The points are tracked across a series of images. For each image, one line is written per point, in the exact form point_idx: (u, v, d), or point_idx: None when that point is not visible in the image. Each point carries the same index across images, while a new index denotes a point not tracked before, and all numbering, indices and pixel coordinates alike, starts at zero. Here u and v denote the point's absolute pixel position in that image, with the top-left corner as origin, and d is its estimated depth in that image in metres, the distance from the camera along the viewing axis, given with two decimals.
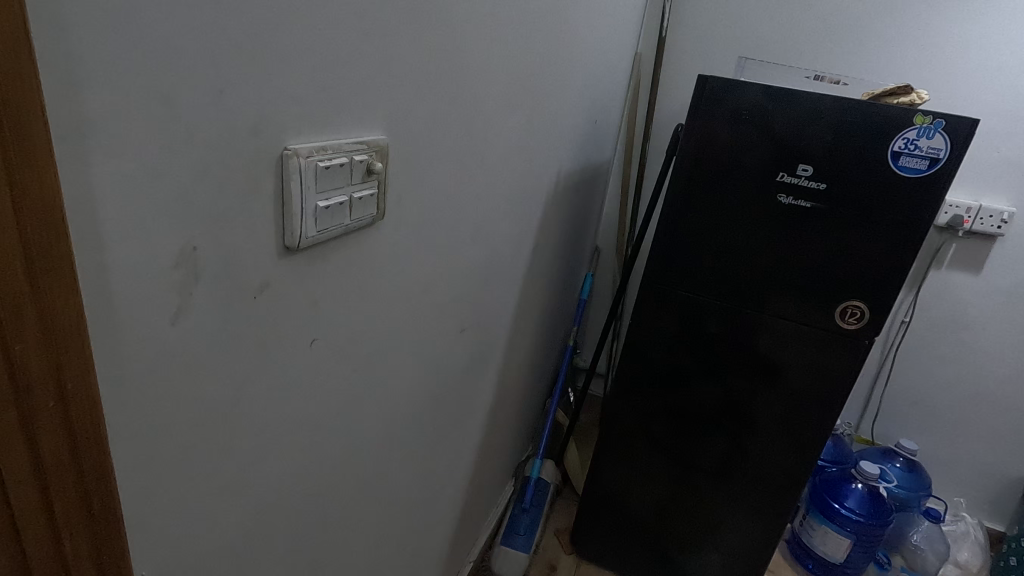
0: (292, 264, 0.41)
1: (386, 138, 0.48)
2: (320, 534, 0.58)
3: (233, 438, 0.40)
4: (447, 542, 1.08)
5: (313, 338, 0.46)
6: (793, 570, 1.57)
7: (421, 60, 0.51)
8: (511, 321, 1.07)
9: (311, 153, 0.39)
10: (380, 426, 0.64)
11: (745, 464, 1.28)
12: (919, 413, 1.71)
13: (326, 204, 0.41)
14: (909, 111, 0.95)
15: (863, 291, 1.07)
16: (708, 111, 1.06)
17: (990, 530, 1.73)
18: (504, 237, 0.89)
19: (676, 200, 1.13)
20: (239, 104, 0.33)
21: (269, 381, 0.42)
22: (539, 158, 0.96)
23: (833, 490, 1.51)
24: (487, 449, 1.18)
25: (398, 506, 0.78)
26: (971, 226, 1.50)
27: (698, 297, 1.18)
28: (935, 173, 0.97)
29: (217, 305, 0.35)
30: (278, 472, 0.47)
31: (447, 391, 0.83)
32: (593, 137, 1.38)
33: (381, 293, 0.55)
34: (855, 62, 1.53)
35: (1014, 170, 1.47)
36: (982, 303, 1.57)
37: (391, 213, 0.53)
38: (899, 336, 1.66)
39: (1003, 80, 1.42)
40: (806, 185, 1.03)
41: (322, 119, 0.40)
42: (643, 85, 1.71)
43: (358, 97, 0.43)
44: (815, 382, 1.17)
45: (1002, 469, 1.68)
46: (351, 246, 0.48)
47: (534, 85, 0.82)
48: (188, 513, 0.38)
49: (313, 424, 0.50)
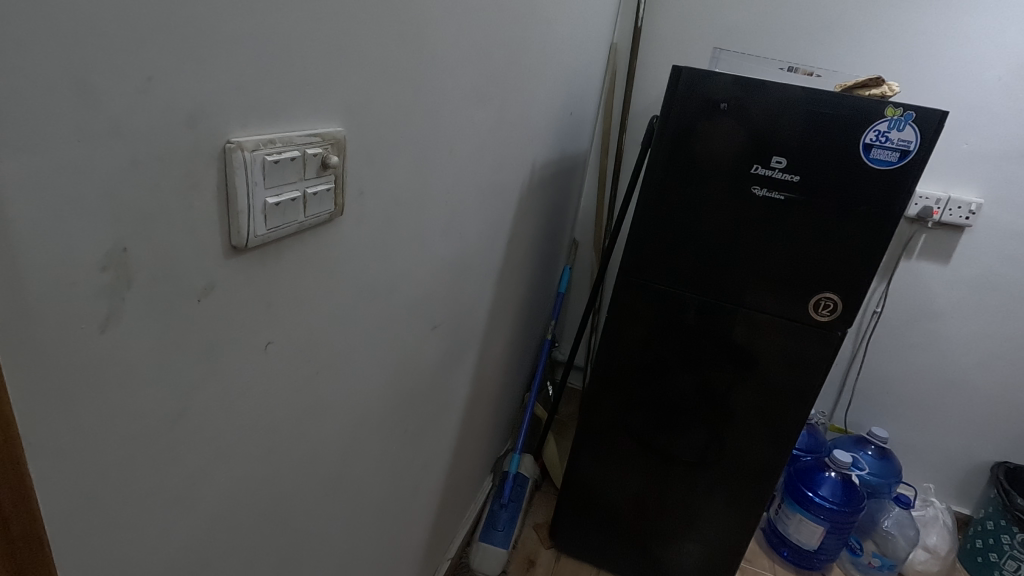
0: (241, 266, 0.39)
1: (343, 130, 0.46)
2: (284, 542, 0.56)
3: (180, 449, 0.38)
4: (423, 541, 1.07)
5: (268, 341, 0.44)
6: (769, 558, 1.60)
7: (380, 48, 0.48)
8: (487, 317, 1.06)
9: (257, 146, 0.36)
10: (346, 429, 0.62)
11: (723, 455, 1.28)
12: (890, 401, 1.74)
13: (276, 200, 0.39)
14: (880, 103, 0.95)
15: (836, 283, 1.08)
16: (683, 102, 1.05)
17: (958, 513, 1.77)
18: (477, 231, 0.87)
19: (652, 191, 1.12)
20: (170, 92, 0.30)
21: (218, 389, 0.40)
22: (512, 151, 0.94)
23: (807, 478, 1.53)
24: (463, 445, 1.16)
25: (370, 507, 0.76)
26: (940, 217, 1.53)
27: (675, 290, 1.18)
28: (906, 166, 0.97)
29: (154, 311, 0.33)
30: (234, 482, 0.45)
31: (419, 390, 0.81)
32: (569, 129, 1.37)
33: (343, 292, 0.53)
34: (829, 54, 1.54)
35: (981, 161, 1.49)
36: (951, 293, 1.60)
37: (350, 210, 0.50)
38: (871, 325, 1.69)
39: (972, 73, 1.44)
40: (780, 176, 1.03)
41: (269, 109, 0.37)
42: (619, 76, 1.70)
43: (309, 88, 0.41)
44: (790, 372, 1.18)
45: (970, 455, 1.72)
46: (306, 243, 0.45)
47: (506, 76, 0.81)
48: (129, 530, 0.36)
49: (271, 430, 0.48)
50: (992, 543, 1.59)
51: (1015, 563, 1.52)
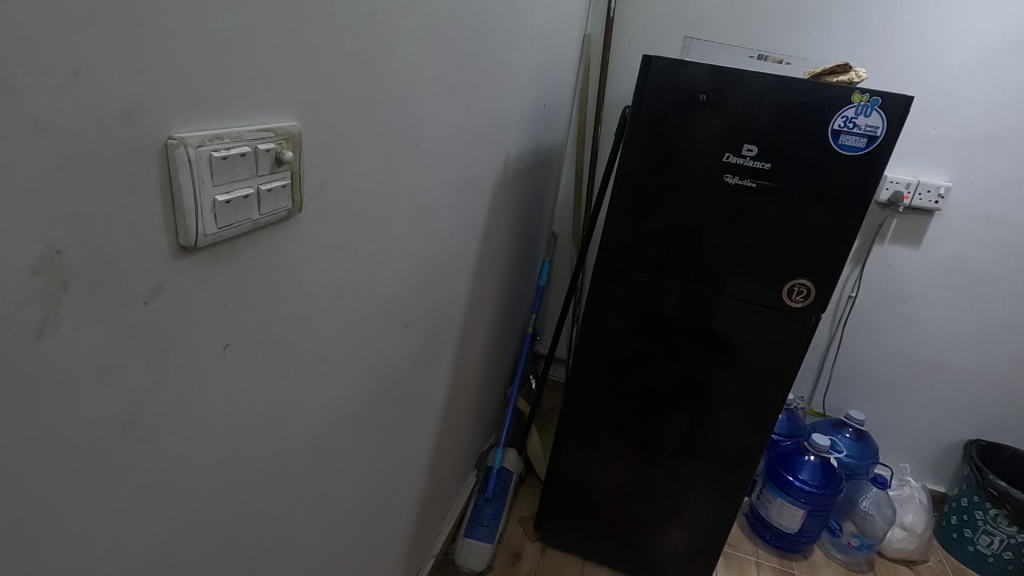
0: (191, 266, 0.37)
1: (298, 125, 0.45)
2: (255, 546, 0.55)
3: (133, 457, 0.37)
4: (405, 540, 1.06)
5: (226, 343, 0.43)
6: (751, 543, 1.63)
7: (335, 41, 0.47)
8: (463, 313, 1.05)
9: (202, 142, 0.35)
10: (316, 430, 0.61)
11: (705, 443, 1.29)
12: (865, 384, 1.77)
13: (227, 198, 0.37)
14: (847, 89, 0.96)
15: (809, 269, 1.09)
16: (659, 94, 1.04)
17: (934, 492, 1.81)
18: (449, 225, 0.86)
19: (628, 182, 1.12)
20: (101, 86, 0.29)
21: (172, 393, 0.39)
22: (483, 144, 0.93)
23: (787, 463, 1.54)
24: (444, 441, 1.16)
25: (347, 507, 0.76)
26: (911, 201, 1.55)
27: (654, 280, 1.19)
28: (873, 151, 0.98)
29: (95, 316, 0.32)
30: (196, 488, 0.44)
31: (393, 388, 0.80)
32: (543, 121, 1.36)
33: (307, 291, 0.52)
34: (800, 41, 1.54)
35: (949, 146, 1.51)
36: (923, 276, 1.63)
37: (311, 206, 0.49)
38: (846, 310, 1.72)
39: (937, 59, 1.46)
40: (751, 164, 1.04)
41: (215, 104, 0.36)
42: (593, 67, 1.69)
43: (257, 80, 0.40)
44: (769, 358, 1.18)
45: (944, 434, 1.76)
46: (263, 242, 0.44)
47: (472, 67, 0.79)
48: (81, 542, 0.35)
49: (235, 433, 0.47)
50: (966, 520, 1.63)
51: (989, 537, 1.58)
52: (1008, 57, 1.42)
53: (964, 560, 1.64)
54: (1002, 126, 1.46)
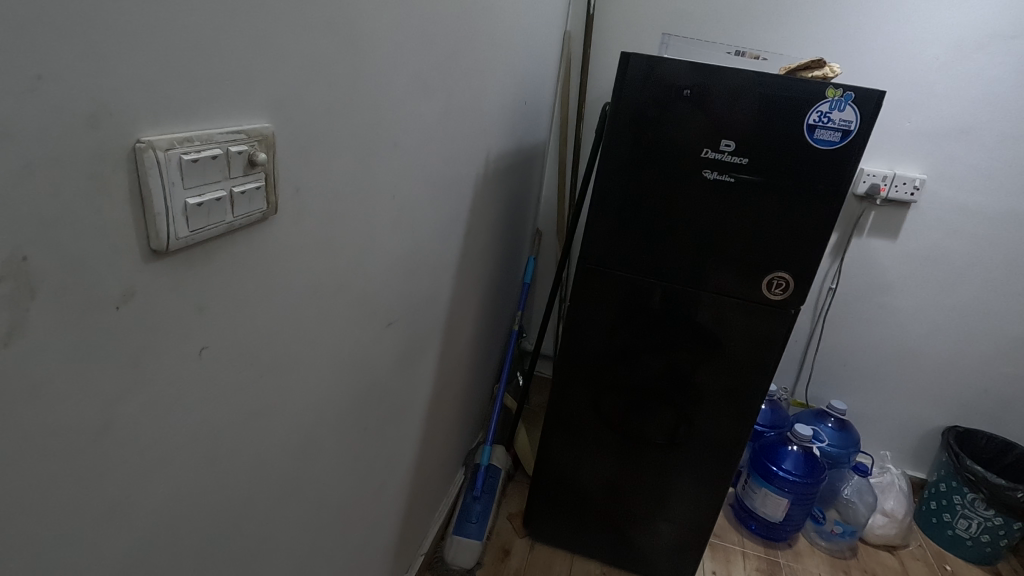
0: (164, 270, 0.37)
1: (271, 127, 0.45)
2: (237, 548, 0.55)
3: (108, 462, 0.37)
4: (392, 540, 1.06)
5: (202, 346, 0.43)
6: (737, 532, 1.65)
7: (306, 41, 0.47)
8: (447, 312, 1.05)
9: (172, 145, 0.35)
10: (297, 431, 0.61)
11: (691, 435, 1.31)
12: (846, 374, 1.80)
13: (198, 201, 0.37)
14: (821, 84, 0.98)
15: (788, 263, 1.10)
16: (642, 89, 1.05)
17: (914, 478, 1.85)
18: (430, 224, 0.86)
19: (609, 178, 1.13)
20: (65, 90, 0.29)
21: (147, 397, 0.39)
22: (463, 142, 0.93)
23: (770, 453, 1.56)
24: (430, 439, 1.16)
25: (332, 507, 0.76)
26: (887, 193, 1.58)
27: (638, 275, 1.20)
28: (848, 145, 1.00)
29: (65, 322, 0.31)
30: (174, 492, 0.44)
31: (377, 388, 0.81)
32: (524, 118, 1.36)
33: (284, 292, 0.52)
34: (777, 38, 1.56)
35: (923, 139, 1.54)
36: (900, 266, 1.65)
37: (287, 208, 0.49)
38: (827, 302, 1.74)
39: (911, 53, 1.48)
40: (728, 160, 1.05)
41: (185, 106, 0.36)
42: (574, 64, 1.70)
43: (228, 82, 0.39)
44: (751, 349, 1.20)
45: (924, 422, 1.79)
46: (239, 245, 0.44)
47: (450, 65, 0.80)
48: (57, 548, 0.34)
49: (214, 436, 0.47)
50: (945, 504, 1.66)
51: (967, 521, 1.62)
52: (979, 51, 1.45)
53: (944, 544, 1.68)
54: (974, 119, 1.49)
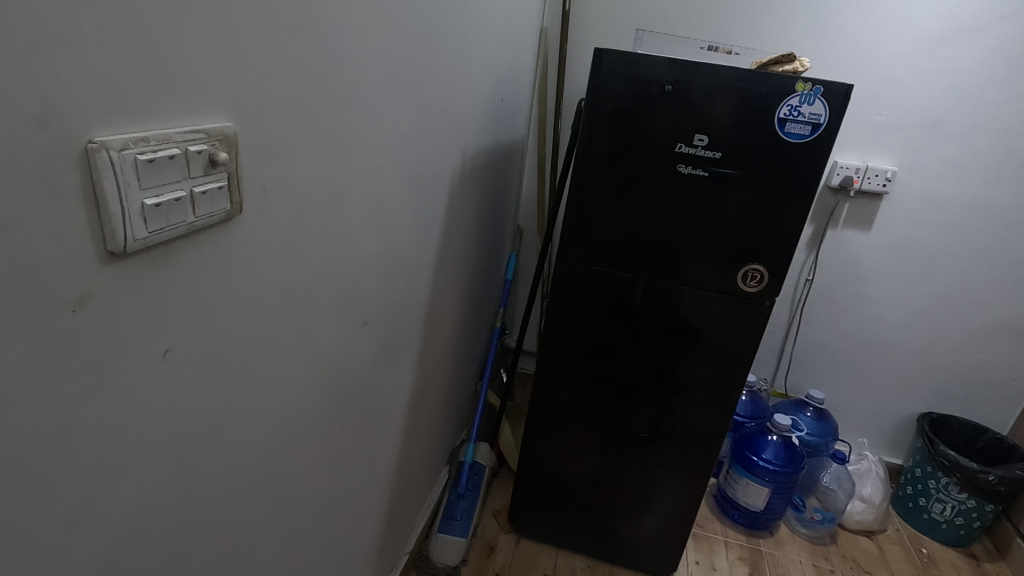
0: (122, 273, 0.37)
1: (232, 126, 0.44)
2: (211, 553, 0.54)
3: (70, 470, 0.36)
4: (374, 539, 1.06)
5: (166, 349, 0.42)
6: (720, 522, 1.67)
7: (268, 38, 0.47)
8: (426, 310, 1.05)
9: (126, 145, 0.34)
10: (271, 433, 0.61)
11: (672, 427, 1.32)
12: (824, 364, 1.83)
13: (156, 201, 0.37)
14: (791, 78, 0.99)
15: (762, 255, 1.12)
16: (622, 85, 1.05)
17: (890, 464, 1.89)
18: (405, 221, 0.86)
19: (586, 174, 1.13)
20: (8, 90, 0.28)
21: (109, 401, 0.38)
22: (437, 139, 0.93)
23: (751, 444, 1.59)
24: (412, 438, 1.16)
25: (310, 508, 0.75)
26: (860, 185, 1.60)
27: (620, 270, 1.21)
28: (817, 138, 1.02)
29: (18, 328, 0.31)
30: (142, 496, 0.43)
31: (354, 387, 0.80)
32: (501, 115, 1.36)
33: (253, 294, 0.52)
34: (750, 32, 1.57)
35: (894, 131, 1.57)
36: (874, 257, 1.69)
37: (252, 207, 0.49)
38: (804, 293, 1.77)
39: (880, 47, 1.51)
40: (702, 154, 1.06)
41: (139, 105, 0.36)
42: (550, 61, 1.70)
43: (185, 80, 0.39)
44: (730, 340, 1.21)
45: (899, 409, 1.83)
46: (202, 245, 0.44)
47: (422, 62, 0.79)
48: (18, 555, 0.34)
49: (181, 441, 0.46)
50: (920, 489, 1.70)
51: (941, 504, 1.65)
52: (946, 45, 1.47)
53: (920, 528, 1.72)
54: (942, 112, 1.52)
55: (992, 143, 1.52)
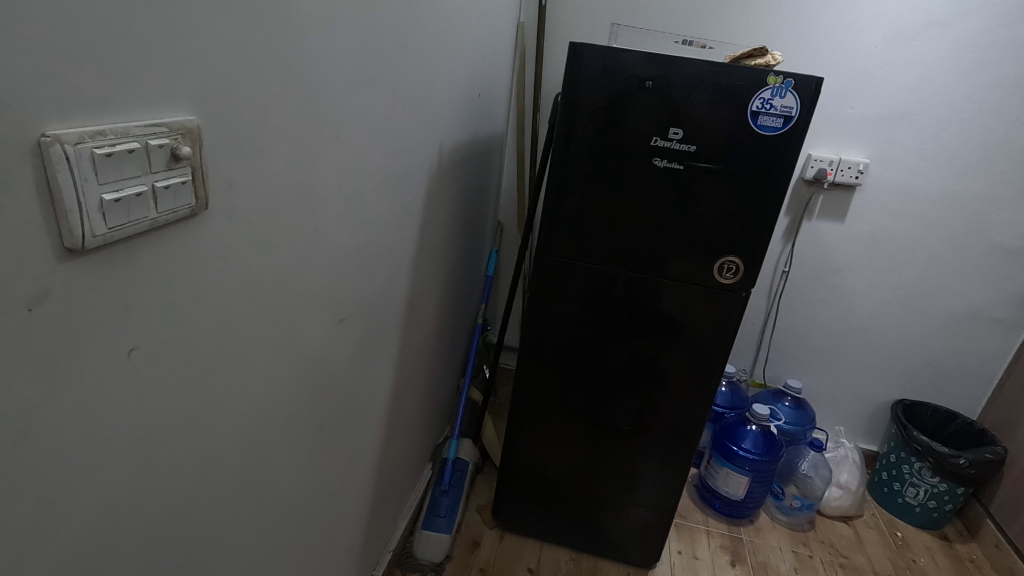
0: (81, 270, 0.36)
1: (195, 120, 0.43)
2: (184, 554, 0.54)
3: (31, 471, 0.35)
4: (356, 537, 1.06)
5: (131, 347, 0.41)
6: (702, 512, 1.70)
7: (234, 31, 0.46)
8: (404, 306, 1.05)
9: (82, 139, 0.34)
10: (245, 432, 0.60)
11: (653, 419, 1.33)
12: (802, 353, 1.87)
13: (115, 197, 0.36)
14: (763, 72, 1.00)
15: (737, 247, 1.13)
16: (603, 81, 1.06)
17: (866, 450, 1.93)
18: (381, 217, 0.85)
19: (564, 168, 1.14)
20: None
21: (72, 401, 0.37)
22: (414, 134, 0.92)
23: (730, 434, 1.61)
24: (393, 434, 1.15)
25: (288, 506, 0.75)
26: (834, 177, 1.63)
27: (599, 263, 1.21)
28: (789, 131, 1.03)
29: None
30: (110, 496, 0.43)
31: (332, 384, 0.80)
32: (479, 109, 1.36)
33: (223, 290, 0.51)
34: (724, 26, 1.59)
35: (866, 124, 1.59)
36: (847, 248, 1.72)
37: (219, 202, 0.48)
38: (780, 285, 1.80)
39: (852, 41, 1.53)
40: (677, 147, 1.07)
41: (97, 98, 0.35)
42: (528, 56, 1.70)
43: (144, 72, 0.38)
44: (707, 332, 1.22)
45: (874, 396, 1.87)
46: (166, 241, 0.43)
47: (395, 56, 0.79)
48: None
49: (150, 441, 0.46)
50: (895, 474, 1.74)
51: (915, 489, 1.69)
52: (915, 39, 1.50)
53: (894, 512, 1.76)
54: (912, 105, 1.56)
55: (960, 135, 1.56)
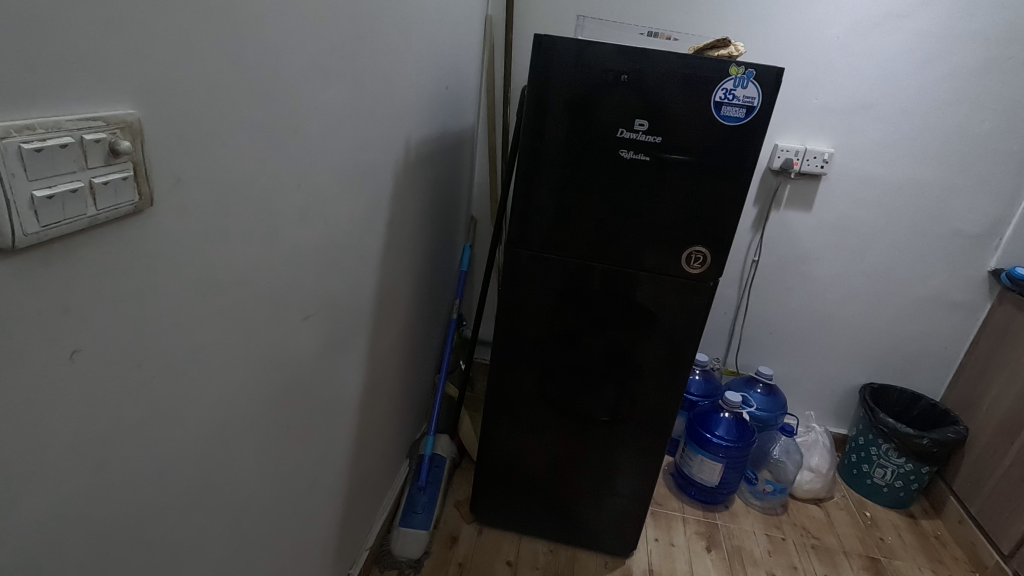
0: (11, 271, 0.34)
1: (135, 113, 0.42)
2: (143, 559, 0.53)
3: None
4: (330, 536, 1.05)
5: (74, 349, 0.40)
6: (678, 499, 1.72)
7: (177, 22, 0.45)
8: (373, 303, 1.03)
9: (8, 133, 0.32)
10: (206, 434, 0.59)
11: (627, 409, 1.34)
12: (773, 341, 1.90)
13: (48, 194, 0.35)
14: (725, 63, 1.01)
15: (704, 237, 1.14)
16: (573, 74, 1.06)
17: (836, 434, 1.98)
18: (344, 213, 0.84)
19: (532, 161, 1.14)
20: None
21: (9, 405, 0.36)
22: (377, 127, 0.91)
23: (704, 421, 1.63)
24: (366, 432, 1.14)
25: (255, 507, 0.74)
26: (800, 167, 1.66)
27: (570, 256, 1.22)
28: (752, 122, 1.04)
29: None
30: (59, 503, 0.42)
31: (297, 383, 0.78)
32: (447, 103, 1.34)
33: (174, 289, 0.50)
34: (691, 18, 1.60)
35: (830, 114, 1.62)
36: (814, 237, 1.75)
37: (166, 199, 0.47)
38: (751, 274, 1.82)
39: (816, 33, 1.56)
40: (643, 139, 1.08)
41: (24, 91, 0.34)
42: (497, 49, 1.69)
43: (77, 63, 0.37)
44: (678, 321, 1.23)
45: (843, 381, 1.92)
46: (109, 240, 0.41)
47: (354, 49, 0.77)
48: None
49: (101, 444, 0.45)
50: (863, 456, 1.79)
51: (883, 470, 1.74)
52: (876, 30, 1.53)
53: (863, 493, 1.81)
54: (873, 95, 1.59)
55: (919, 124, 1.60)
